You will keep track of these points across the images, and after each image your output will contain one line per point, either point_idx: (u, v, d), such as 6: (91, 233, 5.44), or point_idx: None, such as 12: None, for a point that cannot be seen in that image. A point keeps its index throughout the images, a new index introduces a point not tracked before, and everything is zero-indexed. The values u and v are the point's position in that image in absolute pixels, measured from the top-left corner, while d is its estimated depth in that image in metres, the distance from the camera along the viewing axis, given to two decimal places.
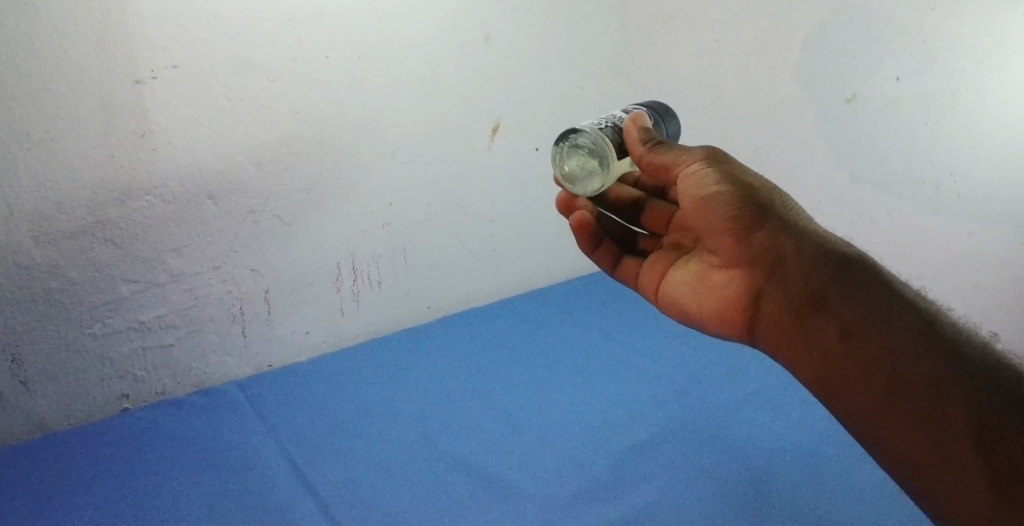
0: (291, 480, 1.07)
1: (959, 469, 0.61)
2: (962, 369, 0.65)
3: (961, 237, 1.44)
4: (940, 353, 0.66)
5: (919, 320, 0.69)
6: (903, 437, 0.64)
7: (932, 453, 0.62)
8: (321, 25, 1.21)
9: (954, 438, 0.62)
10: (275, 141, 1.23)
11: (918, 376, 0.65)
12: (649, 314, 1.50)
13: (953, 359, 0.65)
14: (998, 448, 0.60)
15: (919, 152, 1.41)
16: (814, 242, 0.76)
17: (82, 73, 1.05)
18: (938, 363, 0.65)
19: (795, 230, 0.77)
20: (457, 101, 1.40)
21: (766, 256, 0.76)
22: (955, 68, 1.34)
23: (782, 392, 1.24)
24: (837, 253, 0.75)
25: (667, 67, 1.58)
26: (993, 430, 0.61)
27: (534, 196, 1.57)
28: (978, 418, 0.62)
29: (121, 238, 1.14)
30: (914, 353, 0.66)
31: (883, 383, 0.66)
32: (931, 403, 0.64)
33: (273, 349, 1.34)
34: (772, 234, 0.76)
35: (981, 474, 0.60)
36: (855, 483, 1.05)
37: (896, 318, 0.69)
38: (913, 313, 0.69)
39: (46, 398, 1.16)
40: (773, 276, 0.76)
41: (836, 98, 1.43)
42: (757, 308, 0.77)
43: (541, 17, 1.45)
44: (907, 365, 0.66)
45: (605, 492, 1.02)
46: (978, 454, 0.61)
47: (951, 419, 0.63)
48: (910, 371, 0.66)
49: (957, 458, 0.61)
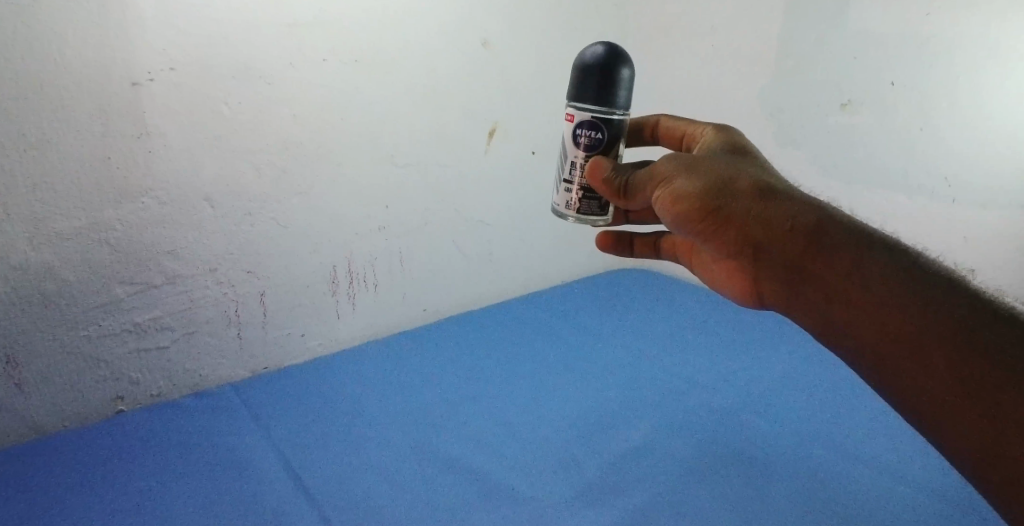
0: (288, 484, 1.06)
1: (952, 425, 0.59)
2: (945, 309, 0.61)
3: (959, 243, 1.33)
4: (914, 300, 0.62)
5: (891, 270, 0.64)
6: (902, 388, 0.61)
7: (934, 404, 0.59)
8: (321, 30, 1.22)
9: (948, 387, 0.59)
10: (274, 145, 1.24)
11: (899, 329, 0.61)
12: (644, 318, 1.51)
13: (929, 305, 0.61)
14: (989, 398, 0.57)
15: (918, 156, 1.33)
16: (784, 213, 0.69)
17: (81, 75, 1.05)
18: (915, 312, 0.61)
19: (764, 214, 0.70)
20: (456, 106, 1.42)
21: (746, 247, 0.71)
22: (951, 67, 1.25)
23: (782, 389, 1.24)
24: (804, 213, 0.69)
25: (662, 74, 1.64)
26: (990, 377, 0.58)
27: (529, 201, 1.59)
28: (968, 366, 0.58)
29: (118, 240, 1.15)
30: (889, 303, 0.62)
31: (870, 347, 0.63)
32: (911, 359, 0.61)
33: (267, 351, 1.35)
34: (745, 226, 0.71)
35: (972, 424, 0.58)
36: (859, 473, 1.04)
37: (868, 270, 0.64)
38: (885, 266, 0.64)
39: (40, 401, 1.16)
40: (760, 265, 0.71)
41: (832, 104, 1.39)
42: (759, 293, 0.73)
43: (541, 24, 1.48)
44: (885, 321, 0.62)
45: (605, 495, 1.01)
46: (966, 403, 0.58)
47: (938, 367, 0.59)
48: (892, 327, 0.62)
49: (959, 413, 0.58)
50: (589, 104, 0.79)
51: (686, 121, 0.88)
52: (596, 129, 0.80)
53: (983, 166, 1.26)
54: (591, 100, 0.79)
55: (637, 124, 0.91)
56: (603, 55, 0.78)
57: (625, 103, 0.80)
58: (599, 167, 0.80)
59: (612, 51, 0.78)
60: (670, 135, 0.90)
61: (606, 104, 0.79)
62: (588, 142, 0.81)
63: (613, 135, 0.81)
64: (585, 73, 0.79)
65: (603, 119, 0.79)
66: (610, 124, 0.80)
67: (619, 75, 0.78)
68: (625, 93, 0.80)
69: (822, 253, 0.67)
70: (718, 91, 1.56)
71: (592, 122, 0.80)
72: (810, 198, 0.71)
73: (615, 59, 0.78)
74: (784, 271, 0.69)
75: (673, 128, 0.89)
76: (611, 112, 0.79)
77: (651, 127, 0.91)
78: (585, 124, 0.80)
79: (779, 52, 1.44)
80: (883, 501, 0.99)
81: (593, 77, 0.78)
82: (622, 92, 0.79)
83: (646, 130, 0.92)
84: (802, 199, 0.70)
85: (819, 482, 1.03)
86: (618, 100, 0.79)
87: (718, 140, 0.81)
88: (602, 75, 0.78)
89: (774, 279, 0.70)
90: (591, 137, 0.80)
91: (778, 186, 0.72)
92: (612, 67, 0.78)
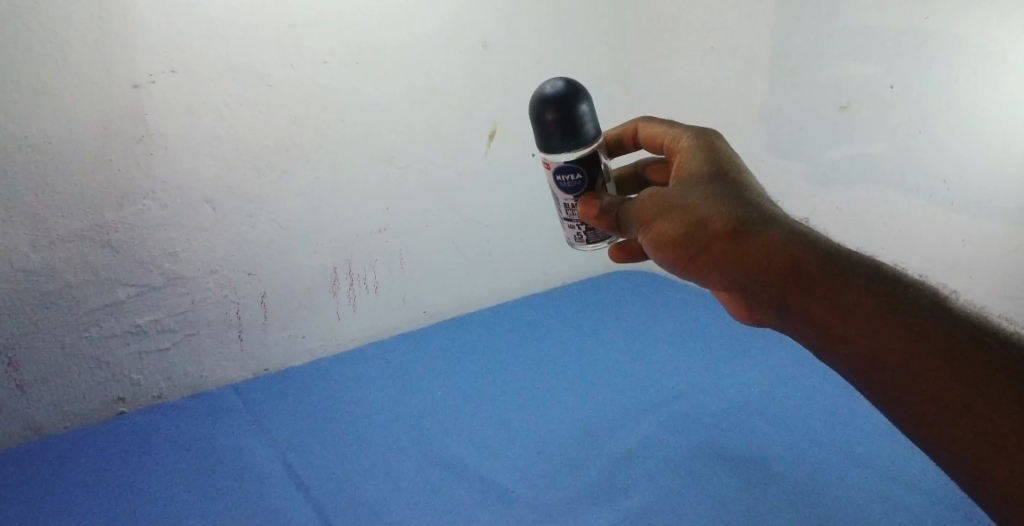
0: (285, 482, 1.07)
1: (949, 449, 0.54)
2: (934, 333, 0.56)
3: (956, 246, 1.23)
4: (901, 331, 0.56)
5: (871, 300, 0.58)
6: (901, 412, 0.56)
7: (934, 424, 0.54)
8: (321, 30, 1.24)
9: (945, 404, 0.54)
10: (274, 146, 1.25)
11: (890, 362, 0.56)
12: (648, 321, 1.50)
13: (917, 333, 0.56)
14: (981, 422, 0.53)
15: (912, 158, 1.24)
16: (762, 249, 0.64)
17: (82, 78, 1.09)
18: (904, 344, 0.56)
19: (742, 253, 0.64)
20: (456, 108, 1.42)
21: (734, 286, 0.66)
22: (967, 64, 1.14)
23: (785, 390, 1.22)
24: (779, 246, 0.63)
25: (661, 77, 1.62)
26: (988, 389, 0.53)
27: (531, 203, 1.58)
28: (963, 379, 0.54)
29: (120, 243, 1.17)
30: (877, 340, 0.57)
31: (863, 381, 0.58)
32: (907, 386, 0.55)
33: (269, 354, 1.35)
34: (726, 268, 0.66)
35: (972, 440, 0.53)
36: (861, 474, 1.03)
37: (851, 306, 0.58)
38: (866, 299, 0.58)
39: (43, 402, 1.18)
40: (753, 303, 0.66)
41: (830, 107, 1.32)
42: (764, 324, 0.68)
43: (539, 25, 1.49)
44: (875, 355, 0.57)
45: (600, 498, 1.02)
46: (965, 420, 0.53)
47: (936, 386, 0.54)
48: (881, 360, 0.56)
49: (958, 428, 0.53)
50: (560, 150, 0.76)
51: (664, 127, 0.84)
52: (574, 171, 0.78)
53: (981, 167, 1.17)
54: (561, 146, 0.76)
55: (616, 136, 0.90)
56: (554, 100, 0.74)
57: (594, 133, 0.77)
58: (588, 207, 0.77)
59: (561, 92, 0.75)
60: (651, 142, 0.86)
61: (578, 144, 0.76)
62: (571, 184, 0.79)
63: (593, 168, 0.78)
64: (543, 122, 0.76)
65: (578, 159, 0.77)
66: (587, 160, 0.78)
67: (579, 112, 0.75)
68: (591, 123, 0.77)
69: (802, 289, 0.61)
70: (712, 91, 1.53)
71: (567, 166, 0.77)
72: (788, 225, 0.65)
73: (568, 98, 0.75)
74: (776, 312, 0.63)
75: (650, 132, 0.86)
76: (584, 148, 0.77)
77: (631, 136, 0.89)
78: (561, 169, 0.78)
79: (776, 53, 1.38)
80: (876, 501, 0.98)
81: (552, 124, 0.75)
82: (588, 124, 0.76)
83: (626, 139, 0.90)
84: (777, 229, 0.64)
85: (812, 483, 1.02)
86: (586, 134, 0.76)
87: (694, 161, 0.76)
88: (561, 119, 0.75)
89: (770, 316, 0.65)
90: (571, 179, 0.78)
91: (754, 218, 0.66)
92: (567, 108, 0.75)
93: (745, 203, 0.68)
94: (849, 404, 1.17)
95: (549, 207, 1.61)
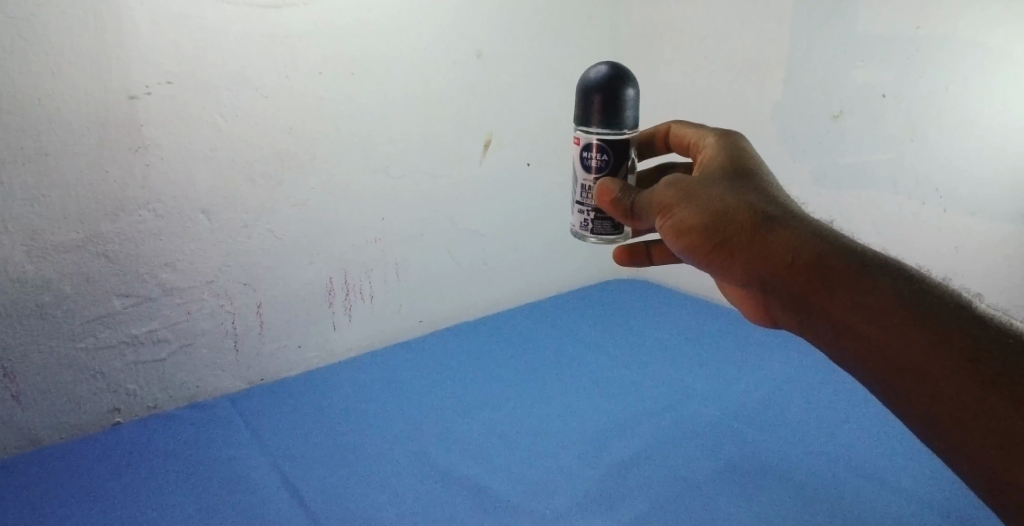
0: (282, 493, 1.07)
1: (954, 440, 0.55)
2: (948, 330, 0.56)
3: (948, 254, 1.24)
4: (921, 329, 0.57)
5: (894, 296, 0.58)
6: (905, 397, 0.57)
7: (941, 411, 0.55)
8: (314, 42, 1.25)
9: (954, 394, 0.54)
10: (270, 156, 1.26)
11: (902, 358, 0.57)
12: (638, 328, 1.51)
13: (936, 331, 0.56)
14: (988, 412, 0.53)
15: (900, 166, 1.26)
16: (785, 243, 0.64)
17: (77, 89, 1.08)
18: (920, 340, 0.56)
19: (762, 246, 0.66)
20: (450, 117, 1.43)
21: (749, 278, 0.67)
22: (959, 71, 1.15)
23: (776, 398, 1.24)
24: (804, 242, 0.64)
25: (654, 86, 1.62)
26: (1000, 382, 0.53)
27: (525, 209, 1.61)
28: (975, 371, 0.54)
29: (116, 253, 1.17)
30: (888, 333, 0.57)
31: (870, 371, 0.59)
32: (918, 375, 0.56)
33: (263, 364, 1.35)
34: (745, 259, 0.67)
35: (978, 430, 0.53)
36: (852, 477, 1.05)
37: (869, 300, 0.59)
38: (885, 297, 0.58)
39: (37, 413, 1.17)
40: (767, 295, 0.67)
41: (823, 116, 1.33)
42: (775, 321, 0.70)
43: (531, 36, 1.50)
44: (890, 355, 0.57)
45: (597, 504, 1.02)
46: (974, 409, 0.54)
47: (945, 377, 0.55)
48: (889, 353, 0.57)
49: (965, 415, 0.54)
50: (595, 127, 0.77)
51: (693, 127, 0.85)
52: (601, 151, 0.78)
53: (968, 176, 1.18)
54: (597, 123, 0.77)
55: (648, 135, 0.90)
56: (602, 77, 0.76)
57: (632, 123, 0.77)
58: (607, 190, 0.77)
59: (610, 71, 0.76)
60: (680, 143, 0.87)
61: (613, 126, 0.77)
62: (596, 165, 0.79)
63: (622, 155, 0.78)
64: (587, 104, 0.77)
65: (608, 142, 0.77)
66: (617, 145, 0.78)
67: (623, 94, 0.76)
68: (632, 111, 0.77)
69: (822, 281, 0.61)
70: (706, 97, 1.53)
71: (597, 144, 0.78)
72: (813, 223, 0.66)
73: (616, 78, 0.76)
74: (790, 302, 0.64)
75: (681, 135, 0.86)
76: (618, 133, 0.77)
77: (662, 137, 0.89)
78: (591, 147, 0.78)
79: (766, 63, 1.40)
80: (871, 508, 0.99)
81: (595, 99, 0.76)
82: (629, 110, 0.77)
83: (658, 139, 0.90)
84: (802, 225, 0.65)
85: (808, 489, 1.03)
86: (625, 120, 0.77)
87: (718, 157, 0.76)
88: (603, 96, 0.76)
89: (783, 308, 0.66)
90: (597, 159, 0.78)
91: (778, 214, 0.67)
92: (612, 88, 0.76)
93: (772, 201, 0.69)
94: (839, 412, 1.18)
95: (540, 216, 1.64)
